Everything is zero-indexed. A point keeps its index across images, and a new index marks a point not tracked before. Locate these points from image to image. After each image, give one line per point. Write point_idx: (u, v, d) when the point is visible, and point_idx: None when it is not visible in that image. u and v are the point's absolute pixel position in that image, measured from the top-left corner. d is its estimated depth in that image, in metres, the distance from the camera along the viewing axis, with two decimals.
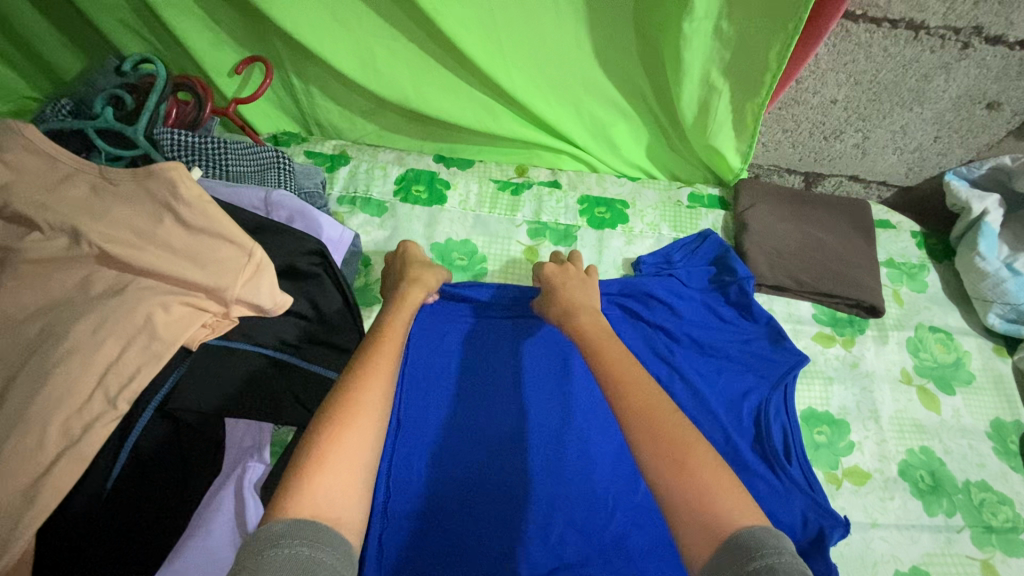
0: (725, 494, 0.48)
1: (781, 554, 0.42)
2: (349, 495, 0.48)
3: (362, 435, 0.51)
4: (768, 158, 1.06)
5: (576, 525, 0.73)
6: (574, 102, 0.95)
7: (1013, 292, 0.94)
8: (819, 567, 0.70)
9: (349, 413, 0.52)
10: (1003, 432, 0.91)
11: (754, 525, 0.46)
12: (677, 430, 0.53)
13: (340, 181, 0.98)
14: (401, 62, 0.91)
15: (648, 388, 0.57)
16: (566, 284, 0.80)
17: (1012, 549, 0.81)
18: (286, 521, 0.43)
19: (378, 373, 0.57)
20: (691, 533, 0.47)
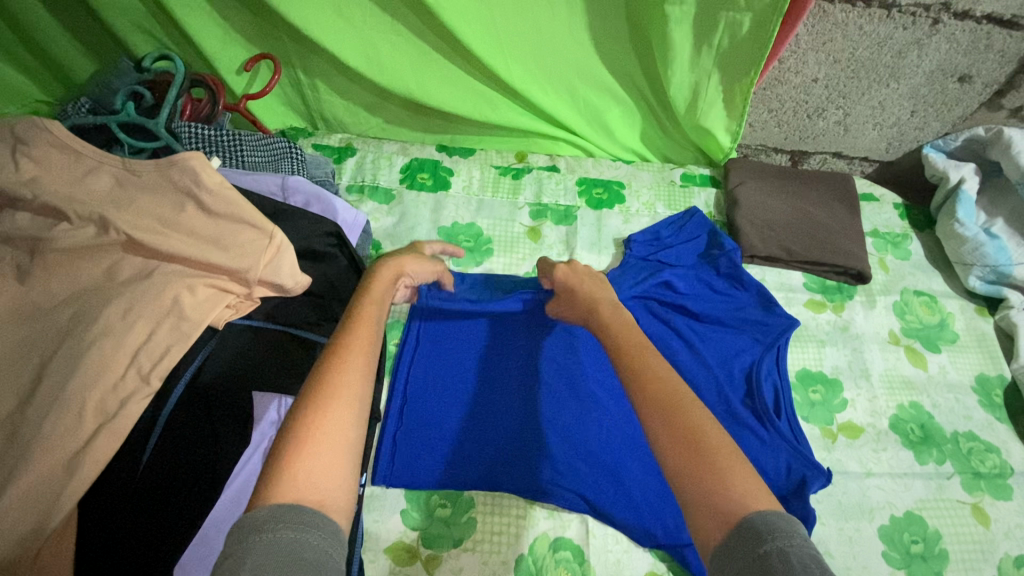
0: (740, 477, 0.46)
1: (793, 537, 0.41)
2: (333, 473, 0.47)
3: (344, 417, 0.50)
4: (756, 138, 1.12)
5: (603, 463, 0.80)
6: (570, 88, 1.02)
7: (991, 254, 1.00)
8: (796, 509, 0.78)
9: (330, 395, 0.50)
10: (988, 385, 0.95)
11: (765, 509, 0.43)
12: (695, 415, 0.50)
13: (348, 172, 1.03)
14: (405, 58, 0.98)
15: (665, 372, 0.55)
16: (582, 282, 0.77)
17: (999, 492, 0.85)
18: (269, 507, 0.43)
19: (358, 351, 0.55)
20: (702, 517, 0.44)
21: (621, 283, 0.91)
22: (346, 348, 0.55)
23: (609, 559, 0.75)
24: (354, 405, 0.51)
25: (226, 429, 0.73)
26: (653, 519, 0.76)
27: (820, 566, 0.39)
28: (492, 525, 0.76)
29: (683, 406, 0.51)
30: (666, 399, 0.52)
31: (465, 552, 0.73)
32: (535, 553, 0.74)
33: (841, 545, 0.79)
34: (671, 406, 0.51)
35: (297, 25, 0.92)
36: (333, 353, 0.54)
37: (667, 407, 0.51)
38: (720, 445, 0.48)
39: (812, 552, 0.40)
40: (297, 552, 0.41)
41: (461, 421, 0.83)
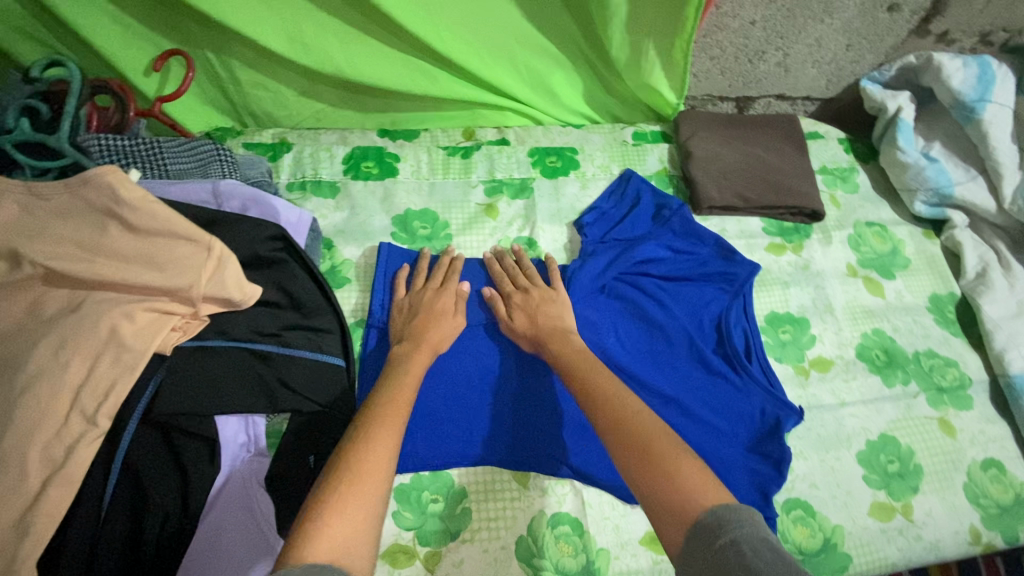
0: (687, 472, 0.52)
1: (743, 524, 0.46)
2: (359, 539, 0.48)
3: (375, 487, 0.52)
4: (701, 89, 1.12)
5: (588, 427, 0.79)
6: (509, 54, 0.98)
7: (933, 178, 1.03)
8: (773, 449, 0.80)
9: (362, 464, 0.53)
10: (941, 304, 0.99)
11: (715, 503, 0.49)
12: (642, 425, 0.57)
13: (286, 169, 0.95)
14: (331, 37, 0.92)
15: (612, 394, 0.62)
16: (540, 307, 0.81)
17: (960, 403, 0.90)
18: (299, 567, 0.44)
19: (391, 426, 0.59)
20: (662, 523, 0.50)
21: (588, 270, 0.89)
22: (379, 421, 0.59)
23: (609, 525, 0.75)
24: (385, 474, 0.54)
25: (195, 458, 0.68)
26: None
27: (772, 546, 0.44)
28: (488, 512, 0.74)
29: (630, 419, 0.58)
30: (613, 419, 0.59)
31: (464, 543, 0.72)
32: (535, 534, 0.73)
33: (825, 475, 0.82)
34: (617, 423, 0.58)
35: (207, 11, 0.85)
36: (370, 426, 0.58)
37: (615, 424, 0.58)
38: (666, 448, 0.54)
39: (762, 535, 0.45)
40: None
41: (443, 406, 0.79)
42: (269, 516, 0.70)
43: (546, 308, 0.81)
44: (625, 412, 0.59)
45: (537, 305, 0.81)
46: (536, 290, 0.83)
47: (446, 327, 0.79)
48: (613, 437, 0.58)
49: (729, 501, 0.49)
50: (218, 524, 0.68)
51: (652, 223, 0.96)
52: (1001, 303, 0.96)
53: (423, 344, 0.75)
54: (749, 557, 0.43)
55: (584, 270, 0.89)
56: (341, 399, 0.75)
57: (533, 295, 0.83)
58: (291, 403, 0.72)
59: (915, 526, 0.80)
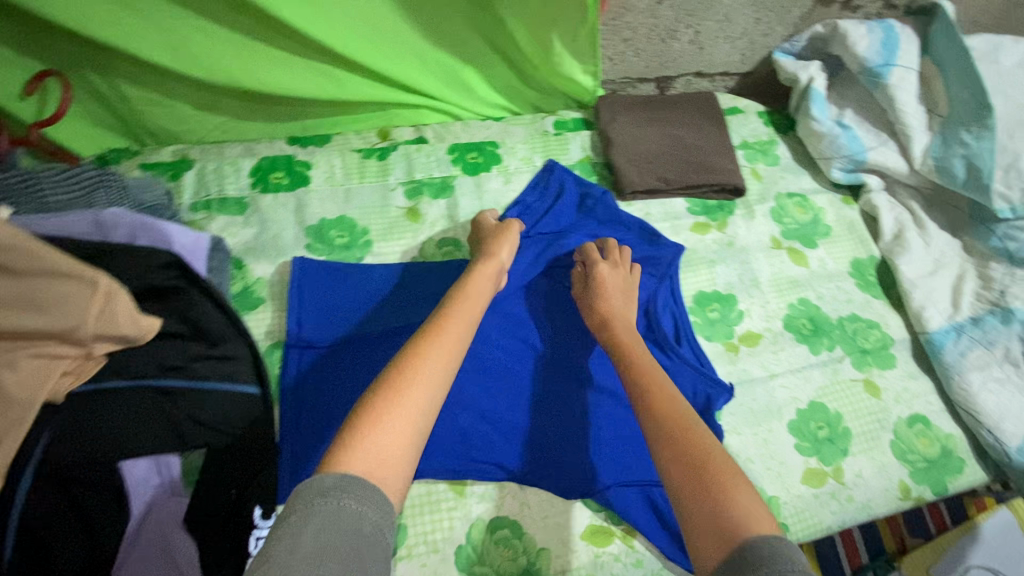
0: (740, 499, 0.52)
1: (794, 563, 0.45)
2: (398, 449, 0.53)
3: (417, 398, 0.57)
4: (618, 72, 1.10)
5: (521, 426, 0.80)
6: (415, 50, 0.95)
7: (847, 145, 1.05)
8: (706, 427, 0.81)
9: (408, 379, 0.57)
10: (862, 268, 1.01)
11: (764, 534, 0.48)
12: (704, 442, 0.58)
13: (188, 188, 0.90)
14: (220, 45, 0.87)
15: (678, 405, 0.63)
16: (607, 299, 0.82)
17: (884, 363, 0.92)
18: (336, 474, 0.49)
19: (442, 345, 0.63)
20: (703, 536, 0.50)
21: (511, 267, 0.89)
22: (429, 342, 0.63)
23: (549, 524, 0.74)
24: (426, 394, 0.57)
25: (100, 505, 0.64)
26: (574, 470, 0.77)
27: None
28: (424, 526, 0.73)
29: (697, 435, 0.59)
30: (677, 432, 0.59)
31: (402, 561, 0.70)
32: (473, 542, 0.72)
33: (758, 448, 0.83)
34: (682, 431, 0.59)
35: (76, 27, 0.80)
36: (420, 345, 0.62)
37: (680, 438, 0.58)
38: (724, 471, 0.54)
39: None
40: (356, 522, 0.46)
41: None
42: (189, 558, 0.67)
43: (614, 289, 0.84)
44: (693, 430, 0.59)
45: (615, 285, 0.84)
46: (620, 271, 0.86)
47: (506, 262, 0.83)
48: (663, 444, 0.59)
49: (780, 535, 0.49)
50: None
51: (577, 214, 0.96)
52: (917, 262, 0.99)
53: (477, 276, 0.77)
54: None
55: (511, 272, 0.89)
56: (258, 427, 0.72)
57: (620, 273, 0.86)
58: (202, 437, 0.70)
59: (846, 488, 0.82)
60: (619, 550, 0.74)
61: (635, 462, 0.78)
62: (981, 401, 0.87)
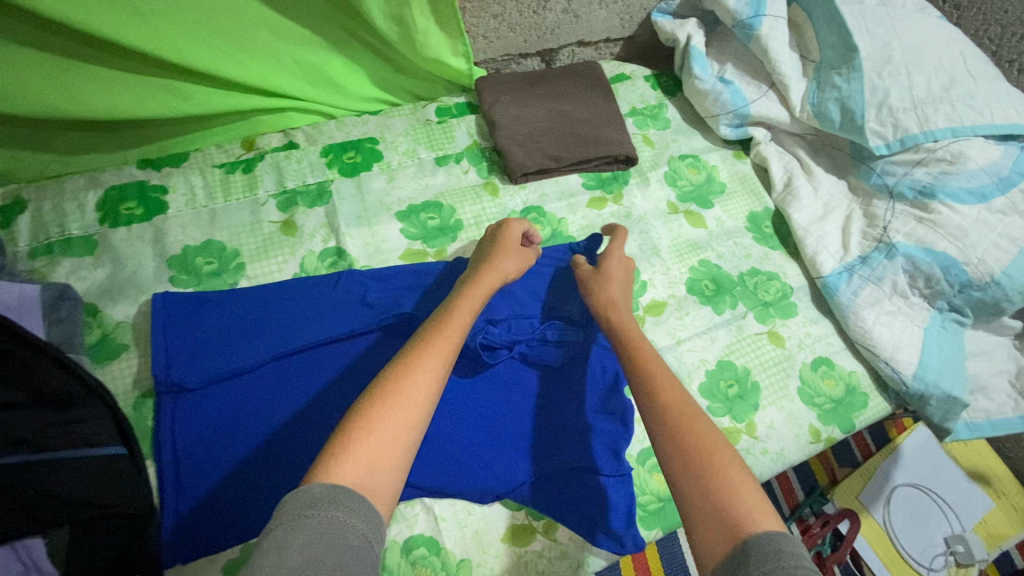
0: (745, 496, 0.51)
1: (799, 560, 0.45)
2: (386, 462, 0.52)
3: (409, 411, 0.56)
4: (496, 50, 1.06)
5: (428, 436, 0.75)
6: (265, 50, 0.87)
7: (730, 100, 1.05)
8: (616, 404, 0.79)
9: (399, 389, 0.57)
10: (758, 221, 1.02)
11: (768, 528, 0.48)
12: (710, 434, 0.57)
13: (25, 233, 0.80)
14: (32, 71, 0.77)
15: (681, 396, 0.62)
16: (610, 279, 0.80)
17: (786, 312, 0.94)
18: (325, 486, 0.48)
19: (436, 355, 0.62)
20: (704, 520, 0.51)
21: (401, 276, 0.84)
22: (424, 349, 0.62)
23: (467, 533, 0.72)
24: (420, 409, 0.57)
25: None
26: (486, 472, 0.73)
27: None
28: None
29: (699, 423, 0.59)
30: (679, 423, 0.59)
31: None
32: (387, 568, 0.68)
33: None
34: (686, 422, 0.59)
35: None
36: (415, 352, 0.61)
37: (683, 431, 0.58)
38: (726, 462, 0.54)
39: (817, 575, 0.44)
40: (343, 535, 0.45)
41: (264, 464, 0.72)
42: None
43: (608, 280, 0.80)
44: (695, 420, 0.59)
45: (619, 274, 0.81)
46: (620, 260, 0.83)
47: (514, 265, 0.80)
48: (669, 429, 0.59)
49: (783, 531, 0.48)
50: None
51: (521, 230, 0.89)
52: (808, 209, 1.01)
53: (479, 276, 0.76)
54: None
55: (408, 281, 0.84)
56: (132, 486, 0.66)
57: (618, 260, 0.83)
58: (65, 511, 0.63)
59: (759, 442, 0.83)
60: (542, 546, 0.72)
61: (548, 451, 0.75)
62: (876, 335, 0.90)
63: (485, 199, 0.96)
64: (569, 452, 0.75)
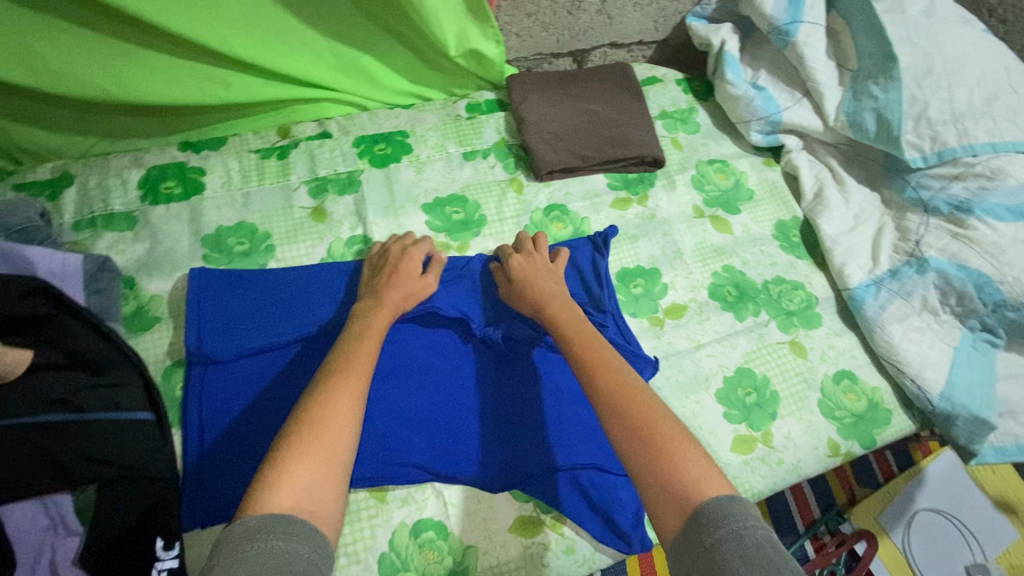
0: (692, 466, 0.54)
1: (746, 522, 0.49)
2: (320, 488, 0.53)
3: (336, 439, 0.56)
4: (529, 48, 1.07)
5: (440, 423, 0.76)
6: (304, 40, 0.90)
7: (762, 107, 1.04)
8: None
9: (324, 418, 0.57)
10: (786, 229, 1.01)
11: (719, 495, 0.52)
12: (652, 412, 0.59)
13: (70, 207, 0.84)
14: (85, 54, 0.81)
15: (619, 371, 0.63)
16: (537, 276, 0.79)
17: (810, 322, 0.93)
18: (259, 518, 0.49)
19: (355, 381, 0.62)
20: (661, 503, 0.53)
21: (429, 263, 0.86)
22: (339, 378, 0.62)
23: (475, 521, 0.72)
24: (346, 431, 0.57)
25: None
26: (495, 460, 0.74)
27: (773, 544, 0.47)
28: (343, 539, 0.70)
29: (640, 404, 0.60)
30: (620, 404, 0.60)
31: None
32: (396, 548, 0.70)
33: (687, 420, 0.82)
34: (626, 400, 0.60)
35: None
36: (330, 381, 0.61)
37: (625, 412, 0.59)
38: (670, 433, 0.57)
39: (763, 532, 0.48)
40: (287, 560, 0.46)
41: None
42: None
43: (533, 276, 0.79)
44: (637, 396, 0.60)
45: (535, 274, 0.80)
46: (539, 256, 0.83)
47: (420, 285, 0.78)
48: (614, 417, 0.59)
49: (731, 493, 0.52)
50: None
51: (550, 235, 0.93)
52: (837, 220, 0.99)
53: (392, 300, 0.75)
54: (752, 553, 0.46)
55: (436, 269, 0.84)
56: (154, 454, 0.67)
57: (534, 261, 0.83)
58: (92, 472, 0.64)
59: (776, 452, 0.82)
60: (549, 539, 0.73)
61: (559, 446, 0.75)
62: (903, 351, 0.88)
63: (509, 195, 0.97)
64: (583, 449, 0.75)
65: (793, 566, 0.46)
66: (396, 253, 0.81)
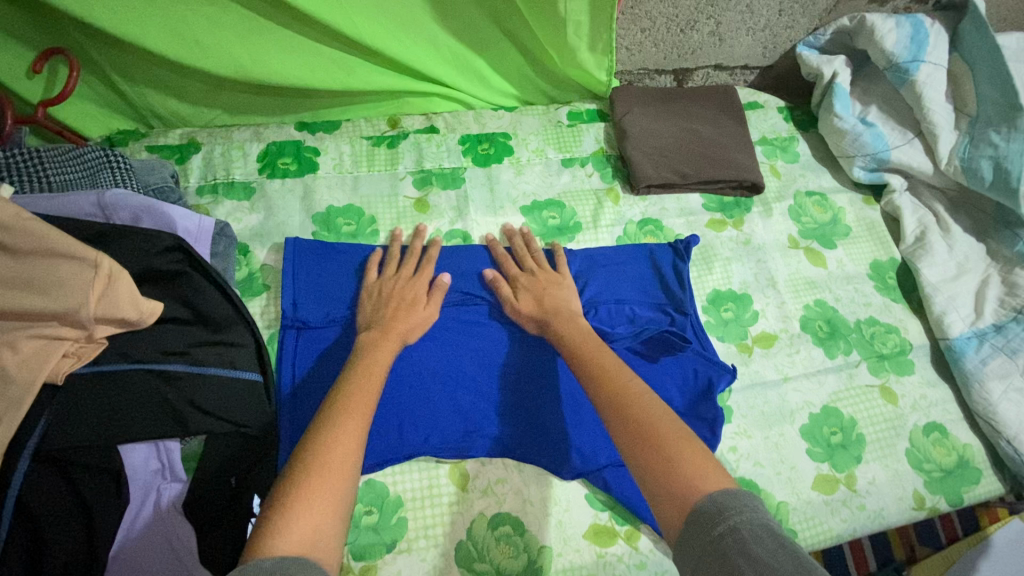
0: (688, 460, 0.52)
1: (743, 512, 0.46)
2: (323, 527, 0.48)
3: (340, 477, 0.52)
4: (635, 63, 1.08)
5: (521, 409, 0.78)
6: (428, 37, 0.93)
7: (870, 143, 1.02)
8: (707, 410, 0.80)
9: (326, 457, 0.53)
10: (882, 270, 0.98)
11: (715, 488, 0.50)
12: (651, 408, 0.58)
13: (195, 172, 0.89)
14: (229, 32, 0.86)
15: (624, 381, 0.62)
16: (544, 290, 0.81)
17: (902, 369, 0.90)
18: (269, 561, 0.43)
19: (356, 416, 0.58)
20: (663, 502, 0.51)
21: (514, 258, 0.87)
22: (343, 413, 0.58)
23: (552, 522, 0.73)
24: (349, 470, 0.53)
25: (96, 489, 0.63)
26: (570, 446, 0.76)
27: (773, 534, 0.44)
28: (425, 519, 0.71)
29: (642, 407, 0.58)
30: (616, 414, 0.58)
31: (401, 554, 0.69)
32: (474, 536, 0.71)
33: (769, 452, 0.81)
34: (626, 406, 0.59)
35: (75, 10, 0.78)
36: (331, 416, 0.58)
37: (629, 414, 0.58)
38: (668, 431, 0.55)
39: (763, 521, 0.45)
40: None
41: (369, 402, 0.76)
42: (190, 544, 0.66)
43: (551, 290, 0.81)
44: (629, 405, 0.59)
45: (543, 289, 0.81)
46: (543, 273, 0.83)
47: (410, 319, 0.77)
48: (615, 411, 0.59)
49: (730, 485, 0.50)
50: (133, 567, 0.64)
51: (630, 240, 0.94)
52: (940, 266, 0.96)
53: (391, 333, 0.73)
54: (751, 544, 0.43)
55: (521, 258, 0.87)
56: (259, 412, 0.71)
57: (537, 277, 0.83)
58: (204, 424, 0.68)
59: (859, 496, 0.80)
60: (623, 551, 0.72)
61: None
62: (1001, 410, 0.85)
63: (605, 205, 0.97)
64: None
65: (796, 552, 0.43)
66: (396, 282, 0.80)
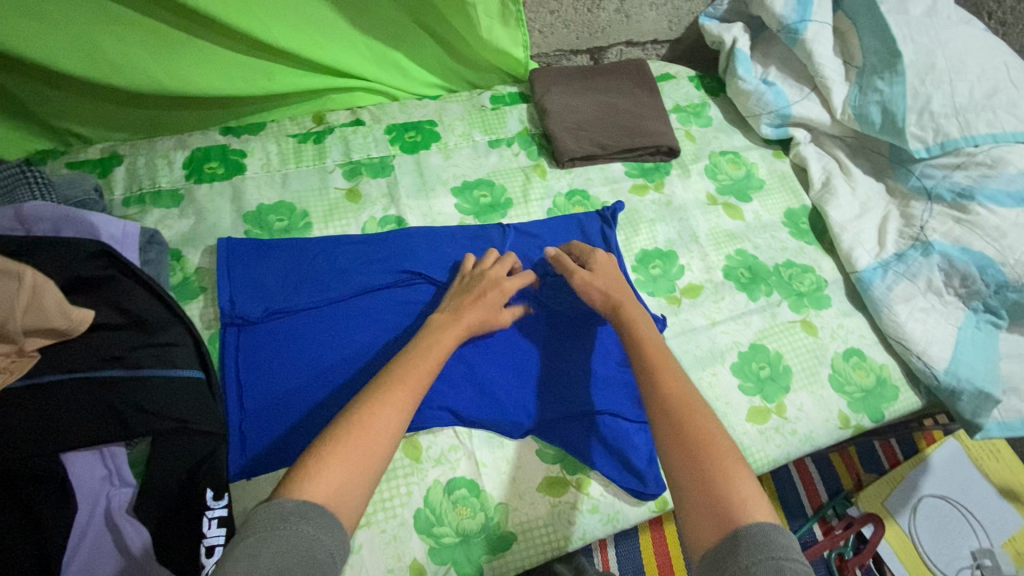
0: (743, 484, 0.52)
1: (790, 555, 0.45)
2: (355, 483, 0.51)
3: (383, 434, 0.55)
4: (550, 44, 1.13)
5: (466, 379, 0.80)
6: (342, 34, 0.95)
7: (772, 101, 1.09)
8: None
9: (374, 410, 0.56)
10: (795, 217, 1.06)
11: (763, 519, 0.49)
12: (710, 425, 0.57)
13: (120, 183, 0.89)
14: (138, 45, 0.86)
15: (682, 381, 0.63)
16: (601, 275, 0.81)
17: (819, 303, 0.97)
18: (295, 501, 0.47)
19: (407, 390, 0.60)
20: (684, 475, 0.54)
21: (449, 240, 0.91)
22: (398, 377, 0.61)
23: (505, 479, 0.76)
24: (390, 435, 0.55)
25: (39, 497, 0.63)
26: (517, 407, 0.80)
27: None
28: (381, 493, 0.73)
29: (700, 414, 0.59)
30: (678, 406, 0.60)
31: (359, 529, 0.71)
32: (430, 503, 0.73)
33: (704, 392, 0.86)
34: (685, 409, 0.59)
35: None
36: (390, 383, 0.60)
37: (682, 414, 0.59)
38: (723, 446, 0.55)
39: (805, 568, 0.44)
40: (312, 549, 0.45)
41: (315, 389, 0.78)
42: (143, 546, 0.66)
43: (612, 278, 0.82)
44: (694, 407, 0.59)
45: (607, 271, 0.83)
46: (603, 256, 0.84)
47: (495, 308, 0.78)
48: (669, 406, 0.60)
49: (775, 523, 0.49)
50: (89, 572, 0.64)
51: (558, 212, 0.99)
52: (845, 207, 1.04)
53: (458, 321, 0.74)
54: None
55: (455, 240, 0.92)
56: (203, 409, 0.71)
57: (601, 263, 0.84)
58: (145, 424, 0.68)
59: (789, 422, 0.86)
60: (575, 498, 0.76)
61: (575, 396, 0.81)
62: (910, 330, 0.92)
63: (534, 179, 1.02)
64: (600, 396, 0.81)
65: None
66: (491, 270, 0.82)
